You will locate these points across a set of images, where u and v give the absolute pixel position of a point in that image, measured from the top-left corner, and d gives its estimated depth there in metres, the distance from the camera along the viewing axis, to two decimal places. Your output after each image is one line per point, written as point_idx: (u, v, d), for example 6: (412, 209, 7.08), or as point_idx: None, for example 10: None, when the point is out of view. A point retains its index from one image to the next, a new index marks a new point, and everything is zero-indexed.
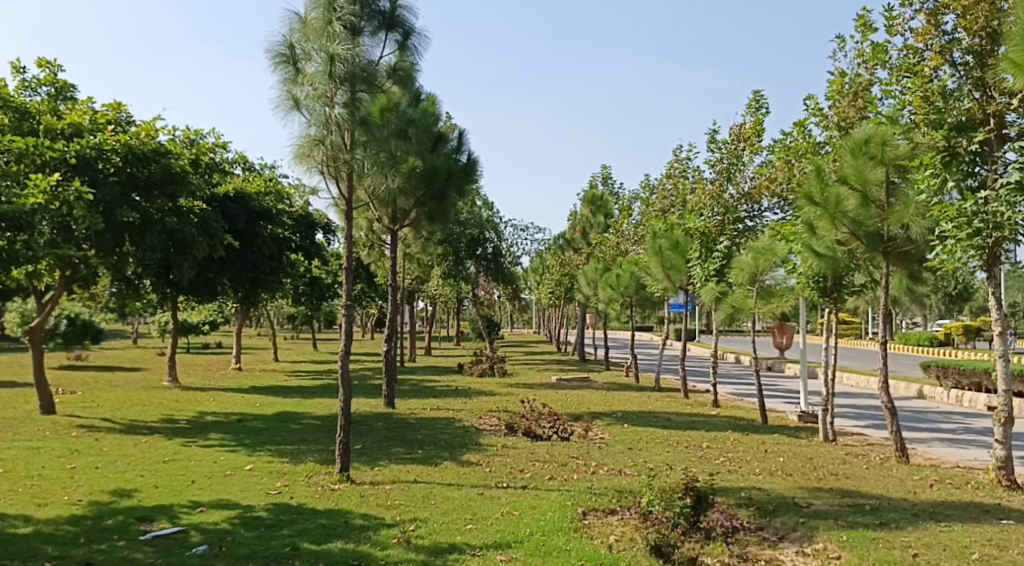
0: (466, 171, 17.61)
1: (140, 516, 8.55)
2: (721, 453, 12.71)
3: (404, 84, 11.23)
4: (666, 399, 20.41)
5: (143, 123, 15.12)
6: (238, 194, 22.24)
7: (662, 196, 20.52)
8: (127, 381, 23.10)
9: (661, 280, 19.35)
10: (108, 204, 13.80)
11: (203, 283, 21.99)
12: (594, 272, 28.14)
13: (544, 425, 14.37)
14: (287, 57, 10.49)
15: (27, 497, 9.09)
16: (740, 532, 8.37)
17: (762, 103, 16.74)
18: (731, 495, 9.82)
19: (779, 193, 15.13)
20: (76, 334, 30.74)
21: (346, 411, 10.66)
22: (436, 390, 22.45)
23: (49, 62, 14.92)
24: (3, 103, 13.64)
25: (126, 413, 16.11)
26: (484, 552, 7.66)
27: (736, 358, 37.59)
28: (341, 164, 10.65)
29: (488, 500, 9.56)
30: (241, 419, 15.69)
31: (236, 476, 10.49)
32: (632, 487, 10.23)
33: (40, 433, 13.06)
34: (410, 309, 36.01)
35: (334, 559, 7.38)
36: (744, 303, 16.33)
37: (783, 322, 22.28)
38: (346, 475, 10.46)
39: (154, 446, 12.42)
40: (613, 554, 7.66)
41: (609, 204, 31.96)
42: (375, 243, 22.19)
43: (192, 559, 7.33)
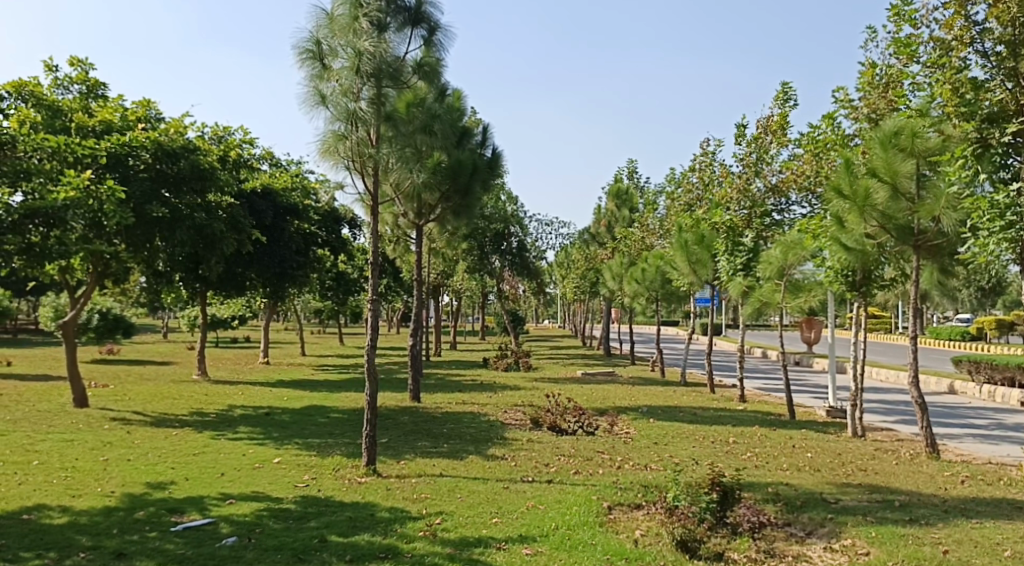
0: (490, 165, 17.66)
1: (171, 508, 8.67)
2: (747, 448, 12.65)
3: (429, 79, 11.27)
4: (692, 394, 20.35)
5: (172, 120, 15.29)
6: (266, 190, 22.45)
7: (687, 190, 20.41)
8: (157, 375, 23.41)
9: (688, 274, 19.28)
10: (138, 200, 14.02)
11: (231, 278, 22.20)
12: (620, 267, 28.09)
13: (569, 420, 14.40)
14: (313, 53, 10.52)
15: (61, 488, 9.26)
16: (767, 528, 8.30)
17: (790, 95, 16.60)
18: (758, 490, 9.76)
19: (807, 186, 15.00)
20: (108, 328, 31.21)
21: (372, 404, 10.72)
22: (462, 385, 22.52)
23: (80, 61, 15.13)
24: (37, 102, 13.84)
25: (157, 407, 16.33)
26: (509, 546, 7.68)
27: (763, 352, 37.39)
28: (366, 160, 10.74)
29: (514, 494, 9.59)
30: (269, 413, 15.85)
31: (265, 469, 10.61)
32: (658, 481, 10.21)
33: (73, 426, 13.29)
34: (435, 304, 36.14)
35: (361, 552, 7.43)
36: (772, 297, 16.21)
37: (811, 316, 22.11)
38: (372, 468, 10.54)
39: (185, 439, 12.59)
40: (638, 548, 7.65)
41: (634, 198, 31.88)
42: (401, 238, 22.31)
43: (221, 550, 7.42)
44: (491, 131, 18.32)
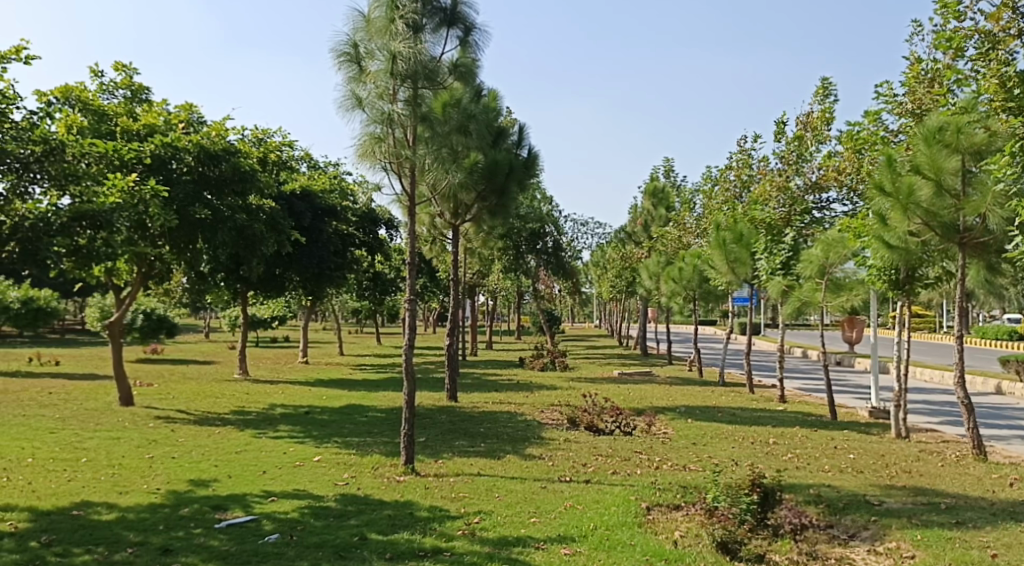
0: (526, 165, 17.70)
1: (215, 505, 8.82)
2: (788, 448, 12.52)
3: (465, 79, 11.32)
4: (730, 394, 20.18)
5: (213, 123, 15.53)
6: (304, 192, 22.74)
7: (725, 188, 20.25)
8: (199, 374, 23.82)
9: (726, 274, 19.10)
10: (181, 202, 14.29)
11: (271, 278, 22.47)
12: (657, 266, 27.97)
13: (606, 420, 14.38)
14: (351, 56, 10.65)
15: (109, 485, 9.45)
16: (809, 530, 8.20)
17: (830, 91, 16.38)
18: (799, 492, 9.65)
19: (848, 184, 14.79)
20: (151, 328, 31.80)
21: (410, 403, 10.77)
22: (498, 384, 22.56)
23: (125, 66, 15.44)
24: (84, 107, 14.13)
25: (200, 405, 16.60)
26: (548, 545, 7.70)
27: (804, 352, 36.94)
28: (403, 161, 10.84)
29: (552, 493, 9.60)
30: (309, 412, 16.01)
31: (306, 467, 10.74)
32: (697, 483, 10.12)
33: (119, 424, 13.56)
34: (471, 303, 36.26)
35: (401, 550, 7.49)
36: (813, 296, 16.00)
37: (852, 315, 21.80)
38: (411, 467, 10.61)
39: (227, 437, 12.78)
40: (678, 549, 7.60)
41: (671, 197, 31.74)
42: (437, 239, 22.44)
43: (264, 547, 7.53)
44: (526, 130, 18.34)
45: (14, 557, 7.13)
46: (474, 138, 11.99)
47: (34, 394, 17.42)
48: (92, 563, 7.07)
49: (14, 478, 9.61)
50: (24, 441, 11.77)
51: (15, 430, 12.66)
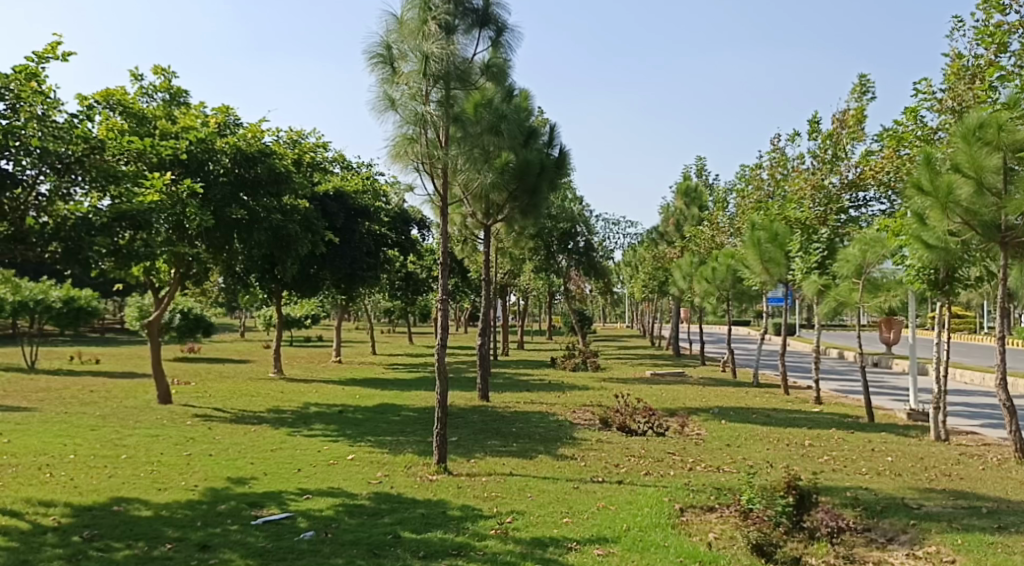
0: (557, 165, 17.70)
1: (251, 502, 8.92)
2: (824, 450, 12.38)
3: (497, 79, 11.31)
4: (766, 395, 20.02)
5: (249, 125, 15.80)
6: (338, 192, 22.89)
7: (758, 187, 20.09)
8: (236, 373, 24.10)
9: (760, 273, 18.87)
10: (218, 204, 14.51)
11: (305, 278, 22.69)
12: (690, 266, 27.82)
13: (639, 420, 14.33)
14: (384, 57, 10.75)
15: (148, 481, 9.61)
16: (846, 533, 8.13)
17: (868, 88, 16.17)
18: (836, 494, 9.54)
19: (885, 182, 14.59)
20: (188, 328, 32.20)
21: (442, 403, 10.81)
22: (530, 384, 22.59)
23: (163, 70, 15.68)
24: (124, 110, 14.36)
25: (236, 404, 16.83)
26: (581, 546, 7.69)
27: (840, 352, 36.51)
28: (435, 161, 10.89)
29: (585, 494, 9.59)
30: (342, 411, 16.12)
31: (339, 466, 10.83)
32: (731, 484, 10.06)
33: (158, 422, 13.78)
34: (503, 303, 36.30)
35: (434, 549, 7.52)
36: (849, 296, 15.73)
37: (890, 316, 21.49)
38: (443, 467, 10.65)
39: (262, 435, 12.93)
40: (713, 551, 7.57)
41: (703, 196, 31.54)
42: (469, 239, 22.52)
43: (300, 544, 7.60)
44: (558, 130, 18.33)
45: (57, 551, 7.28)
46: (507, 139, 12.00)
47: (76, 392, 17.79)
48: (133, 558, 7.18)
49: (57, 474, 9.81)
50: (66, 438, 12.01)
51: (57, 427, 12.92)
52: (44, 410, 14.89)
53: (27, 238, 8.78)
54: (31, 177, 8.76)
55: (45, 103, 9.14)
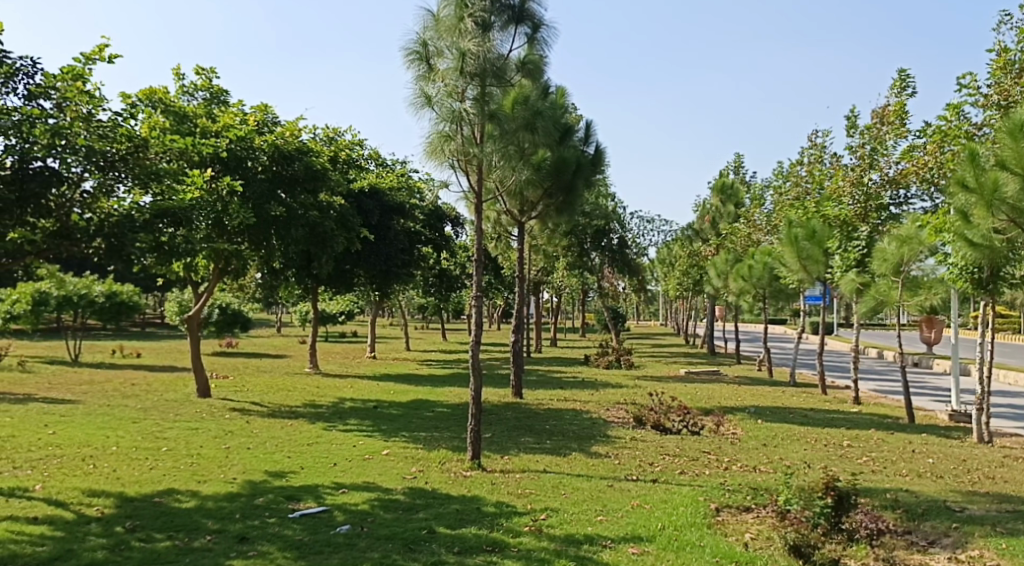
0: (592, 162, 17.65)
1: (289, 495, 9.02)
2: (863, 452, 12.22)
3: (533, 76, 11.30)
4: (802, 395, 19.80)
5: (287, 124, 16.03)
6: (373, 189, 22.99)
7: (796, 184, 19.88)
8: (273, 368, 24.41)
9: (797, 271, 18.59)
10: (257, 201, 14.68)
11: (340, 275, 22.91)
12: (726, 264, 27.59)
13: (674, 419, 14.27)
14: (420, 54, 10.80)
15: (188, 473, 9.77)
16: (886, 536, 8.01)
17: (908, 83, 15.90)
18: (876, 496, 9.40)
19: (927, 180, 14.29)
20: (226, 323, 32.62)
21: (476, 399, 10.82)
22: (563, 381, 22.59)
23: (205, 69, 15.88)
24: (165, 108, 14.53)
25: (273, 397, 17.05)
26: (616, 544, 7.66)
27: (879, 352, 35.97)
28: (471, 158, 10.88)
29: (619, 492, 9.55)
30: (377, 406, 16.25)
31: (375, 460, 10.92)
32: (769, 484, 9.97)
33: (197, 415, 14.00)
34: (536, 300, 36.30)
35: (469, 545, 7.55)
36: (889, 295, 15.46)
37: (931, 315, 21.13)
38: (478, 463, 10.68)
39: (299, 429, 13.08)
40: (750, 552, 7.53)
41: (740, 193, 31.22)
42: (504, 236, 22.56)
43: (336, 538, 7.67)
44: (594, 127, 18.28)
45: (100, 542, 7.41)
46: (542, 135, 11.96)
47: (119, 385, 18.13)
48: (173, 549, 7.30)
49: (100, 465, 10.00)
50: (109, 430, 12.25)
51: (100, 419, 13.18)
52: (87, 402, 15.21)
53: (72, 235, 9.00)
54: (76, 174, 8.85)
55: (90, 103, 9.28)
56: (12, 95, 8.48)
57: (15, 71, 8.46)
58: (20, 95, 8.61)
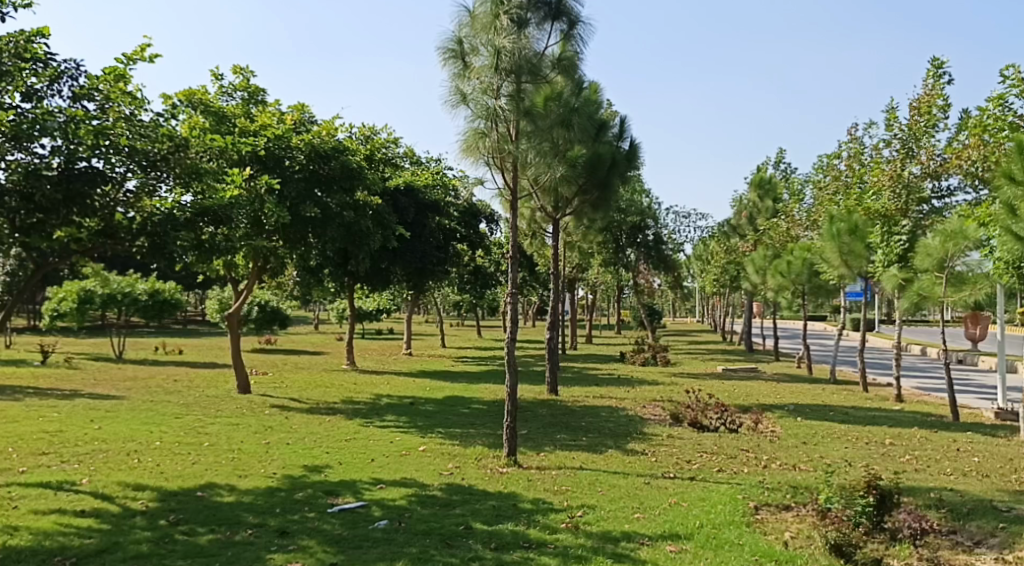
0: (627, 157, 17.57)
1: (328, 491, 9.11)
2: (907, 450, 12.00)
3: (568, 73, 11.24)
4: (842, 393, 19.50)
5: (323, 123, 16.20)
6: (409, 187, 23.10)
7: (836, 178, 19.61)
8: (311, 364, 24.70)
9: (838, 267, 18.31)
10: (294, 201, 14.81)
11: (377, 273, 23.09)
12: (764, 260, 27.28)
13: (711, 416, 14.15)
14: (456, 52, 10.80)
15: (230, 468, 9.92)
16: (930, 535, 7.84)
17: (942, 71, 15.60)
18: (919, 495, 9.23)
19: (971, 172, 14.01)
20: (265, 320, 33.01)
21: (513, 396, 10.82)
22: (600, 379, 22.52)
23: (242, 69, 16.07)
24: (205, 108, 14.76)
25: (311, 394, 17.22)
26: (653, 542, 7.61)
27: (924, 348, 35.31)
28: (506, 155, 10.97)
29: (656, 490, 9.48)
30: (414, 403, 16.34)
31: (412, 456, 10.99)
32: (809, 483, 9.86)
33: (238, 411, 14.20)
34: (571, 297, 36.22)
35: (506, 541, 7.55)
36: (932, 290, 15.14)
37: (976, 311, 20.73)
38: (514, 459, 10.70)
39: (337, 425, 13.21)
40: (789, 550, 7.45)
41: (778, 187, 30.96)
42: (539, 232, 22.52)
43: (375, 532, 7.73)
44: (628, 122, 18.20)
45: (146, 534, 7.55)
46: (577, 132, 11.93)
47: (162, 381, 18.46)
48: (216, 542, 7.41)
49: (145, 460, 10.18)
50: (153, 425, 12.46)
51: (144, 414, 13.42)
52: (132, 398, 15.50)
53: (116, 233, 9.20)
54: (120, 174, 9.01)
55: (132, 103, 9.41)
56: (57, 97, 8.64)
57: (61, 73, 8.64)
58: (66, 97, 8.77)
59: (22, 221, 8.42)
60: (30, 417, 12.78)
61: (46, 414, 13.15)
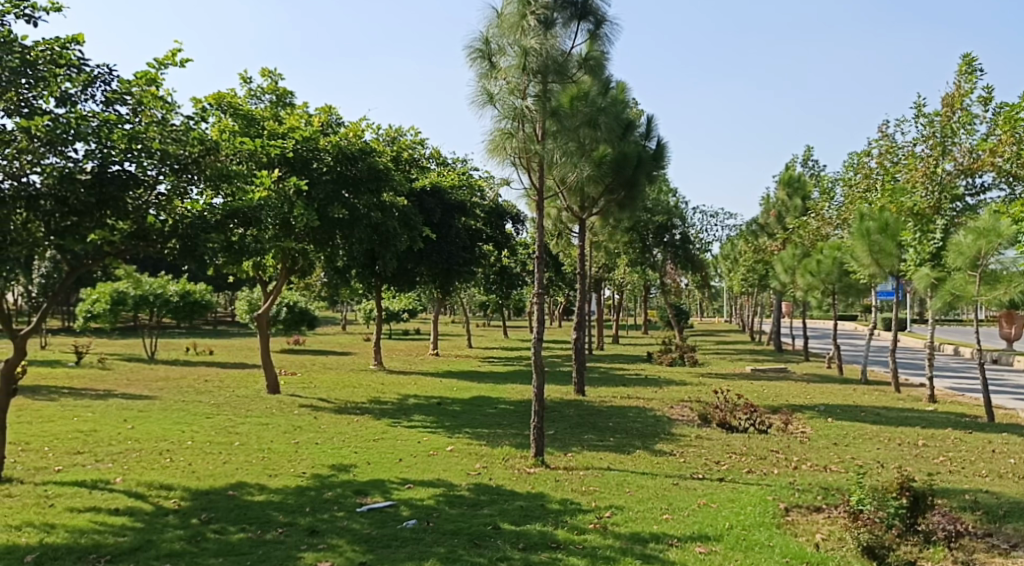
0: (654, 157, 17.49)
1: (356, 490, 9.16)
2: (940, 451, 11.84)
3: (594, 72, 11.23)
4: (873, 393, 19.26)
5: (350, 124, 16.30)
6: (435, 188, 23.14)
7: (866, 176, 19.38)
8: (338, 364, 24.83)
9: (869, 265, 18.09)
10: (322, 202, 14.91)
11: (404, 274, 23.20)
12: (793, 258, 27.02)
13: (740, 417, 14.03)
14: (483, 52, 10.84)
15: (259, 468, 10.00)
16: (964, 537, 7.75)
17: (975, 67, 15.37)
18: (953, 497, 9.11)
19: (1005, 169, 13.80)
20: (294, 320, 33.27)
21: (539, 396, 10.80)
22: (627, 379, 22.44)
23: (270, 72, 16.21)
24: (234, 112, 14.92)
25: (339, 394, 17.34)
26: (683, 543, 7.58)
27: (956, 348, 34.79)
28: (532, 155, 10.94)
29: (684, 491, 9.43)
30: (441, 403, 16.38)
31: (439, 456, 11.01)
32: (840, 484, 9.77)
33: (268, 411, 14.32)
34: (598, 297, 36.12)
35: (534, 542, 7.54)
36: (965, 289, 14.92)
37: (1011, 310, 20.38)
38: (541, 459, 10.70)
39: (365, 425, 13.28)
40: (820, 552, 7.38)
41: (807, 185, 30.67)
42: (565, 232, 22.50)
43: (404, 532, 7.76)
44: (655, 122, 18.11)
45: (178, 533, 7.63)
46: (603, 131, 11.89)
47: (193, 381, 18.69)
48: (247, 541, 7.47)
49: (177, 459, 10.30)
50: (185, 424, 12.61)
51: (176, 414, 13.59)
52: (164, 397, 15.70)
53: (148, 236, 9.36)
54: (152, 177, 9.11)
55: (164, 107, 9.45)
56: (91, 101, 8.76)
57: (94, 78, 8.76)
58: (99, 102, 8.89)
59: (56, 225, 8.58)
60: (65, 417, 12.97)
61: (80, 413, 13.36)
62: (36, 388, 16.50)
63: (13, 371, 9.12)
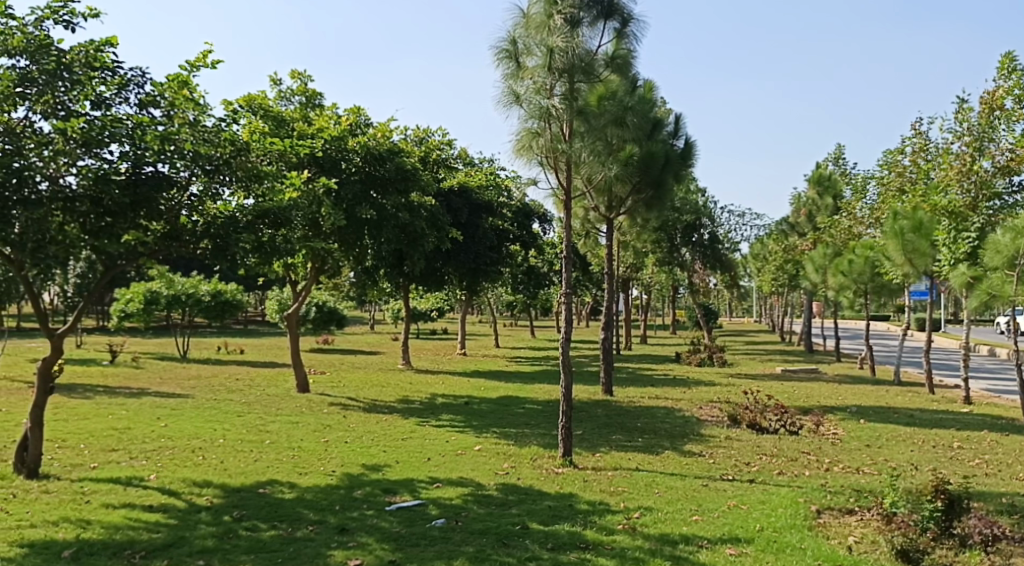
0: (681, 156, 17.40)
1: (385, 488, 9.21)
2: (975, 453, 11.65)
3: (620, 71, 11.22)
4: (907, 394, 19.01)
5: (378, 125, 16.38)
6: (462, 188, 23.16)
7: (898, 173, 19.11)
8: (367, 364, 24.94)
9: (902, 265, 17.84)
10: (350, 202, 15.02)
11: (431, 273, 23.30)
12: (823, 258, 26.72)
13: (770, 417, 13.89)
14: (510, 52, 10.80)
15: (289, 466, 10.09)
16: (1003, 541, 7.57)
17: (1016, 65, 15.09)
18: (990, 500, 8.95)
19: None
20: (322, 320, 33.46)
21: (567, 396, 10.72)
22: (655, 379, 22.34)
23: (300, 74, 16.34)
24: (264, 113, 15.06)
25: (367, 393, 17.44)
26: (712, 544, 7.53)
27: (992, 349, 34.23)
28: (559, 155, 10.89)
29: (714, 492, 9.38)
30: (468, 402, 16.40)
31: (466, 456, 11.02)
32: (873, 486, 9.66)
33: (298, 409, 14.45)
34: (626, 297, 35.96)
35: (562, 542, 7.53)
36: (1002, 288, 14.66)
37: None
38: (569, 460, 10.65)
39: (393, 424, 13.34)
40: (853, 555, 7.29)
41: (839, 184, 30.35)
42: (593, 232, 22.43)
43: (432, 531, 7.77)
44: (683, 121, 18.01)
45: (211, 530, 7.71)
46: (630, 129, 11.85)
47: (224, 379, 18.87)
48: (278, 538, 7.52)
49: (209, 456, 10.42)
50: (216, 423, 12.75)
51: (208, 412, 13.75)
52: (196, 396, 15.86)
53: (181, 236, 9.51)
54: (184, 178, 9.20)
55: (196, 109, 9.51)
56: (125, 104, 8.88)
57: (128, 81, 8.87)
58: (133, 104, 9.01)
59: (93, 226, 8.74)
60: (99, 415, 13.15)
61: (114, 412, 13.54)
62: (72, 387, 16.74)
63: (49, 369, 9.28)
